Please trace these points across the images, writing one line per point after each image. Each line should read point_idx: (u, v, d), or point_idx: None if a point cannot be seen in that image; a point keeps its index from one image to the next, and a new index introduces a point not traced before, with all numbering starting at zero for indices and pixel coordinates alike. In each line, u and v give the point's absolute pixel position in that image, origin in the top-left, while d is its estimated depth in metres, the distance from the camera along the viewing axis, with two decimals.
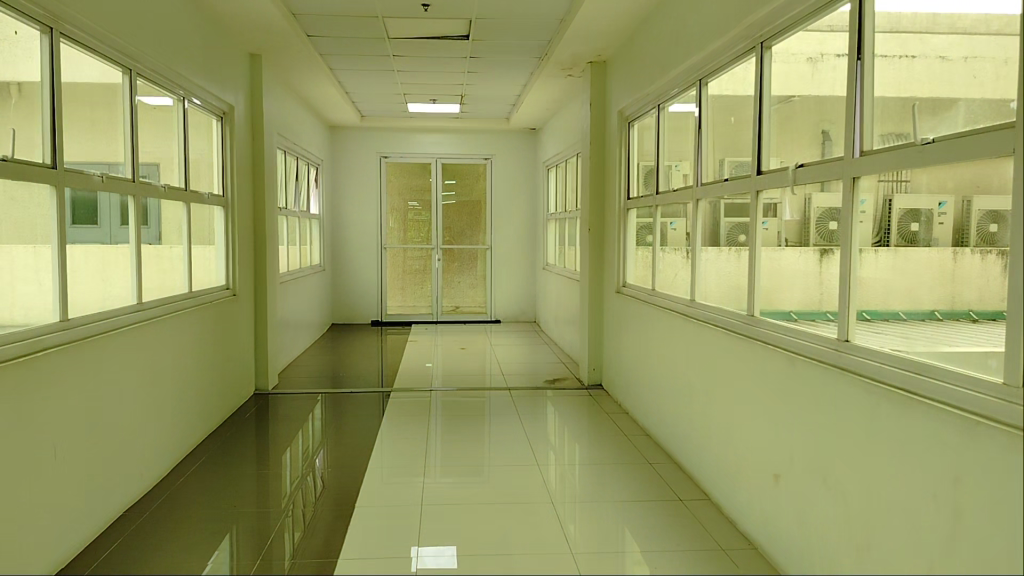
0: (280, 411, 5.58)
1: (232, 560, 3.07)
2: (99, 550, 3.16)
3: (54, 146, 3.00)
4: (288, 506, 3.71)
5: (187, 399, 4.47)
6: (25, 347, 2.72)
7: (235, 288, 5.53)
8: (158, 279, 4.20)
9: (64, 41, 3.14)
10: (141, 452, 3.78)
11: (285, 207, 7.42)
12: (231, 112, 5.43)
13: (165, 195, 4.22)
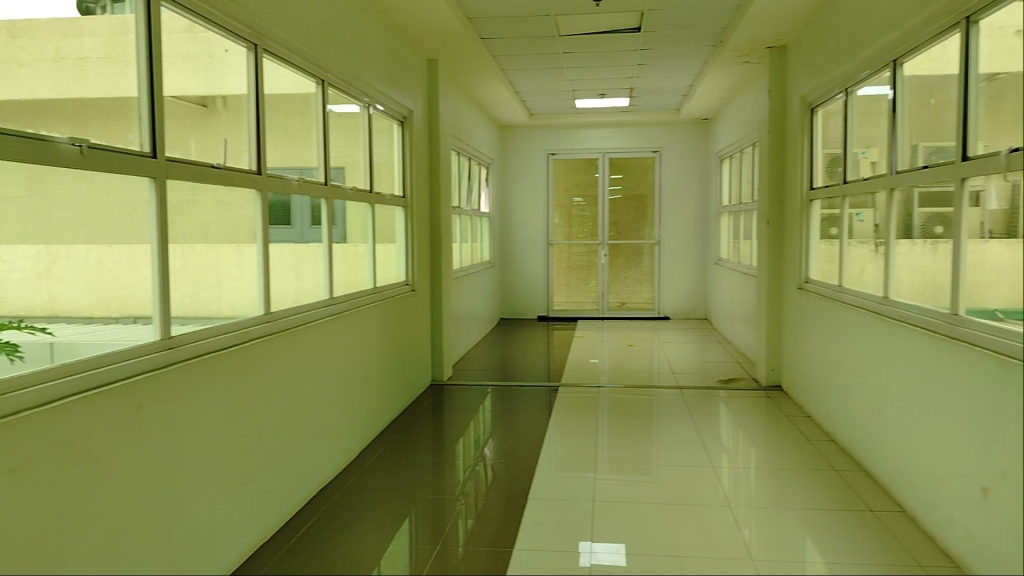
0: (455, 403, 5.79)
1: (413, 543, 3.23)
2: (297, 526, 3.43)
3: (258, 154, 3.31)
4: (461, 493, 3.84)
5: (371, 388, 4.74)
6: (234, 338, 3.00)
7: (413, 283, 5.79)
8: (345, 276, 4.48)
9: (267, 57, 3.41)
10: (331, 438, 4.05)
11: (458, 206, 7.67)
12: (410, 117, 5.68)
13: (352, 196, 4.49)
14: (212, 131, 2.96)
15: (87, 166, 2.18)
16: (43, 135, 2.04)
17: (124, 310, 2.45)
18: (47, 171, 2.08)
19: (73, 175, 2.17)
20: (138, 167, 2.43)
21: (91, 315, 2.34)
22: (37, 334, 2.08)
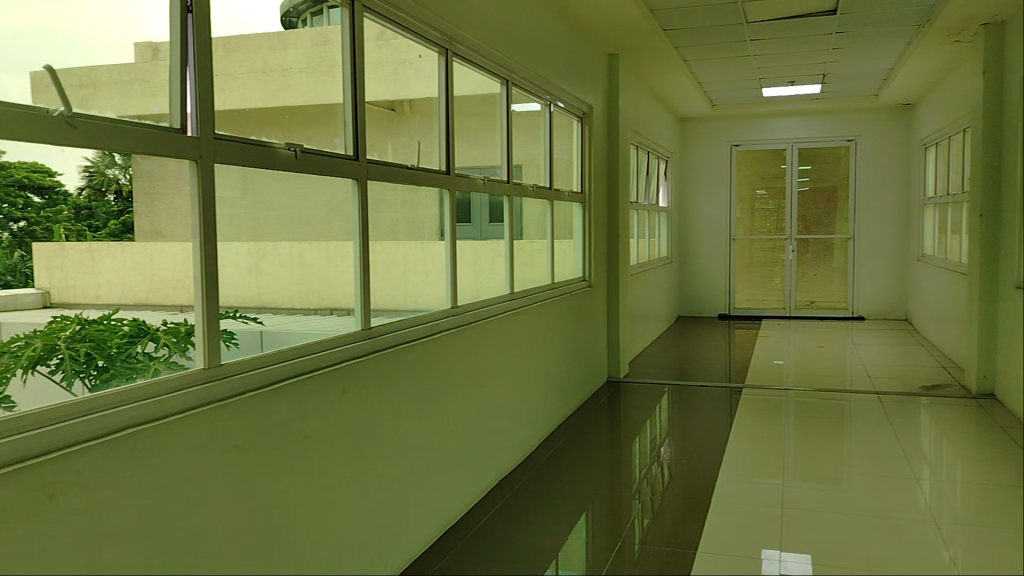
0: (632, 400, 5.76)
1: (589, 538, 3.25)
2: (480, 514, 3.55)
3: (447, 154, 3.48)
4: (637, 491, 3.82)
5: (549, 383, 4.81)
6: (423, 332, 3.17)
7: (590, 279, 5.82)
8: (525, 271, 4.59)
9: (456, 60, 3.56)
10: (511, 431, 4.16)
11: (637, 201, 7.61)
12: (590, 113, 5.69)
13: (532, 194, 4.60)
14: (410, 134, 3.16)
15: (301, 169, 2.44)
16: (264, 143, 2.27)
17: (324, 303, 2.60)
18: (266, 173, 2.29)
19: (286, 177, 2.38)
20: (344, 170, 2.67)
21: (295, 307, 2.43)
22: (249, 323, 2.22)
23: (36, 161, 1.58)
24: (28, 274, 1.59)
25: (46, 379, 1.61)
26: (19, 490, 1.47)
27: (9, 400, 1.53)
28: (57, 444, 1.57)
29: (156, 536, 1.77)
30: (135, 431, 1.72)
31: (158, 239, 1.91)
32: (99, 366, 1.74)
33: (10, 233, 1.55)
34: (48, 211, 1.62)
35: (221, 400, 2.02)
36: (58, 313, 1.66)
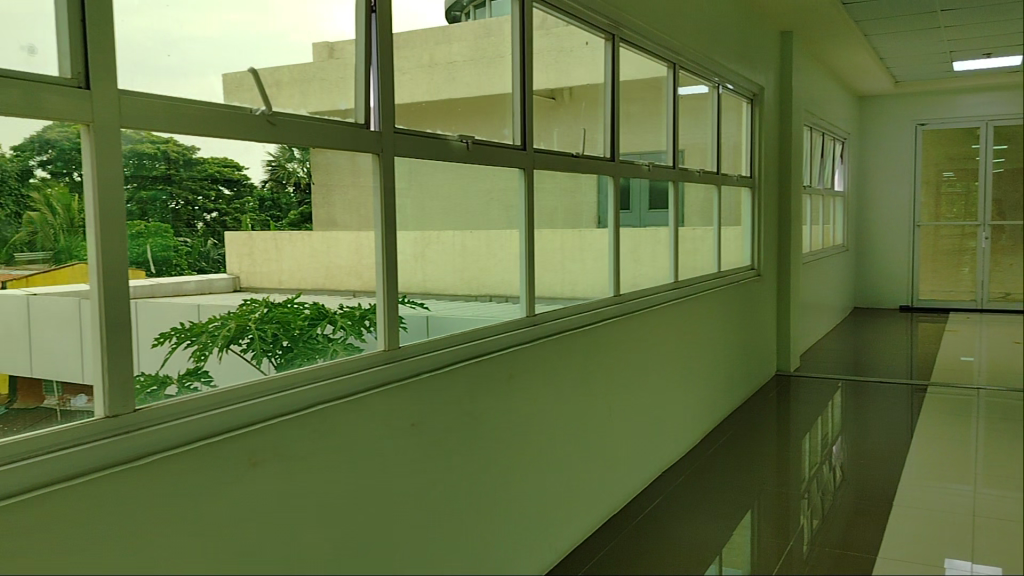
0: (802, 395, 5.51)
1: (755, 536, 3.15)
2: (642, 505, 3.53)
3: (613, 140, 3.47)
4: (807, 491, 3.66)
5: (715, 374, 4.69)
6: (586, 320, 3.18)
7: (759, 268, 5.61)
8: (690, 259, 4.49)
9: (623, 46, 3.54)
10: (675, 422, 4.09)
11: (810, 186, 7.24)
12: (761, 95, 5.47)
13: (698, 180, 4.49)
14: (576, 122, 3.18)
15: (472, 160, 2.51)
16: (439, 135, 2.35)
17: (483, 290, 2.67)
18: (442, 164, 2.38)
19: (456, 167, 2.46)
20: (513, 159, 2.72)
21: (457, 293, 2.52)
22: (417, 308, 2.29)
23: (227, 156, 1.69)
24: (220, 260, 1.71)
25: (238, 357, 1.73)
26: (230, 453, 1.58)
27: (207, 375, 1.64)
28: (261, 415, 1.70)
29: (341, 507, 1.87)
30: (327, 407, 1.84)
31: (333, 228, 2.04)
32: (283, 346, 1.86)
33: (205, 222, 1.66)
34: (236, 203, 1.75)
35: (397, 381, 2.12)
36: (246, 297, 1.78)
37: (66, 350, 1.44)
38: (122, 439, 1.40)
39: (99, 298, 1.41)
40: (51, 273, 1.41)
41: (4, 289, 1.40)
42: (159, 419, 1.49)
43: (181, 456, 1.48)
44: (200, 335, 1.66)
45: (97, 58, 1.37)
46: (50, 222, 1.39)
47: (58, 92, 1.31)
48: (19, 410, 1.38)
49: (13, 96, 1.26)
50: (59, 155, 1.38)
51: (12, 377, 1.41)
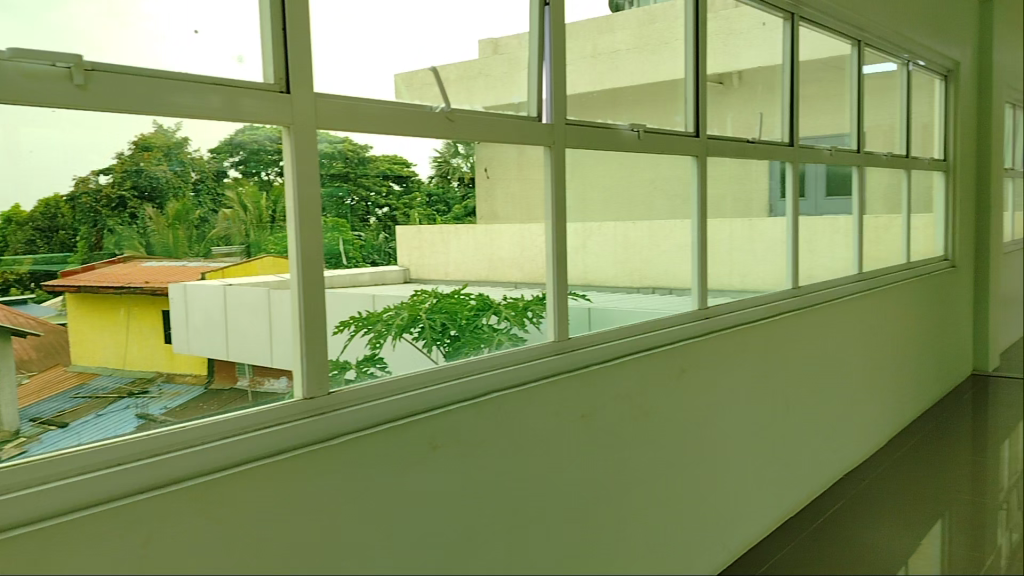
0: (1004, 397, 5.03)
1: (947, 547, 2.91)
2: (821, 509, 3.35)
3: (791, 124, 3.31)
4: (1008, 501, 3.34)
5: (903, 371, 4.39)
6: (761, 312, 3.05)
7: (954, 258, 5.18)
8: (876, 248, 4.22)
9: (804, 25, 3.38)
10: (858, 422, 3.86)
11: (1014, 168, 6.60)
12: (957, 71, 5.04)
13: (886, 164, 4.20)
14: (753, 107, 3.08)
15: (644, 149, 2.47)
16: (609, 124, 2.33)
17: (645, 281, 2.65)
18: (612, 154, 2.37)
19: (626, 157, 2.43)
20: (685, 146, 2.65)
21: (618, 285, 2.51)
22: (578, 299, 2.28)
23: (397, 154, 1.75)
24: (392, 253, 1.79)
25: (410, 346, 1.80)
26: (413, 437, 1.64)
27: (384, 362, 1.71)
28: (441, 401, 1.75)
29: (516, 493, 1.91)
30: (503, 394, 1.87)
31: (495, 221, 2.09)
32: (451, 335, 1.92)
33: (376, 217, 1.73)
34: (405, 198, 1.81)
35: (570, 371, 2.12)
36: (416, 288, 1.87)
37: (257, 335, 1.50)
38: (318, 420, 1.48)
39: (299, 287, 1.48)
40: (242, 265, 1.47)
41: (205, 279, 1.43)
42: (350, 402, 1.57)
43: (370, 438, 1.55)
44: (376, 324, 1.72)
45: (297, 64, 1.44)
46: (242, 218, 1.45)
47: (256, 96, 1.38)
48: (217, 390, 1.42)
49: (215, 102, 1.31)
50: (248, 156, 1.43)
51: (210, 360, 1.43)
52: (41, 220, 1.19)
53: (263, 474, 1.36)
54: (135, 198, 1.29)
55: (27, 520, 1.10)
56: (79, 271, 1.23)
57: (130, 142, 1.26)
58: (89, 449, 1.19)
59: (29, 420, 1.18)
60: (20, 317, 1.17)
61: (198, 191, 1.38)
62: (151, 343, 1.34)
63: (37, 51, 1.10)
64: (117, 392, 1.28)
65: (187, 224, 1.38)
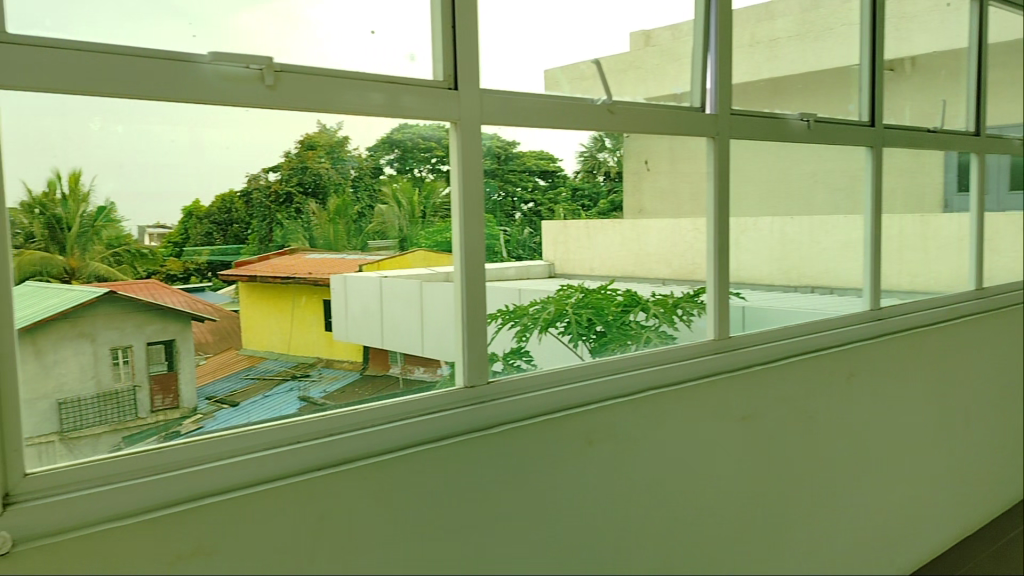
0: None
1: None
2: (1002, 531, 3.09)
3: (977, 114, 3.09)
4: None
5: None
6: (938, 315, 2.84)
7: None
8: None
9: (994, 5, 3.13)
10: None
11: None
12: None
13: None
14: (934, 94, 2.89)
15: (812, 139, 2.38)
16: (778, 114, 2.27)
17: (801, 281, 2.49)
18: (781, 146, 2.30)
19: (796, 148, 2.35)
20: (859, 137, 2.55)
21: (772, 283, 2.37)
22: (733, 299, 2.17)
23: (544, 149, 1.72)
24: (537, 248, 1.76)
25: (555, 340, 1.78)
26: (572, 431, 1.65)
27: (528, 355, 1.69)
28: (596, 396, 1.74)
29: (672, 494, 1.87)
30: (658, 393, 1.84)
31: (642, 215, 2.03)
32: (597, 331, 1.88)
33: (522, 212, 1.70)
34: (549, 193, 1.78)
35: (728, 371, 2.06)
36: (563, 282, 1.84)
37: (409, 325, 1.55)
38: (478, 408, 1.52)
39: (462, 282, 1.51)
40: (395, 259, 1.51)
41: (361, 272, 1.47)
42: (509, 393, 1.60)
43: (529, 429, 1.57)
44: (522, 317, 1.70)
45: (465, 59, 1.48)
46: (396, 214, 1.49)
47: (417, 91, 1.42)
48: (371, 376, 1.46)
49: (376, 99, 1.36)
50: (402, 154, 1.47)
51: (364, 347, 1.48)
52: (218, 215, 1.24)
53: (427, 459, 1.41)
54: (300, 194, 1.34)
55: (217, 490, 1.18)
56: (253, 261, 1.29)
57: (298, 141, 1.32)
58: (263, 428, 1.27)
59: (206, 398, 1.24)
60: (200, 303, 1.23)
61: (356, 188, 1.43)
62: (312, 330, 1.40)
63: (235, 54, 1.18)
64: (282, 375, 1.34)
65: (347, 219, 1.42)
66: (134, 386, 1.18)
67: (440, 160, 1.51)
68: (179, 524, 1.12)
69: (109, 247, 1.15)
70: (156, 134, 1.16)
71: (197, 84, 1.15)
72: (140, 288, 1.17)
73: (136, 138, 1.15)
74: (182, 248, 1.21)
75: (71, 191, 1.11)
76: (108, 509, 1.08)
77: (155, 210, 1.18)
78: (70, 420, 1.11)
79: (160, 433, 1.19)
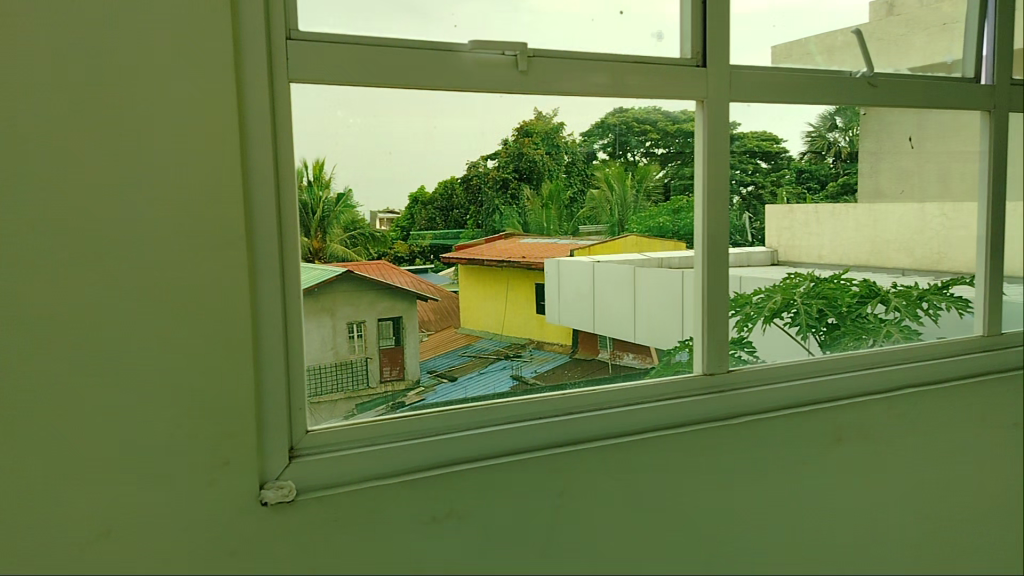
0: None
1: None
2: None
3: None
4: None
5: None
6: None
7: None
8: None
9: None
10: None
11: None
12: None
13: None
14: None
15: None
16: None
17: None
18: None
19: None
20: None
21: None
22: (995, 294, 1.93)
23: (766, 129, 1.59)
24: (757, 233, 1.63)
25: (782, 331, 1.67)
26: (815, 428, 1.56)
27: (752, 345, 1.61)
28: (843, 392, 1.63)
29: (922, 500, 1.72)
30: (918, 392, 1.70)
31: (879, 199, 1.83)
32: (829, 323, 1.75)
33: (740, 196, 1.58)
34: (773, 175, 1.64)
35: (995, 370, 1.86)
36: (790, 270, 1.70)
37: (621, 312, 1.50)
38: (722, 398, 1.49)
39: (704, 266, 1.50)
40: (607, 244, 1.47)
41: (574, 256, 1.43)
42: (750, 383, 1.56)
43: (770, 421, 1.51)
44: (744, 306, 1.60)
45: (715, 36, 1.45)
46: (607, 198, 1.45)
47: (642, 70, 1.39)
48: (581, 360, 1.44)
49: (599, 81, 1.35)
50: (616, 139, 1.44)
51: (575, 331, 1.44)
52: (440, 200, 1.27)
53: (666, 444, 1.39)
54: (515, 180, 1.34)
55: (468, 458, 1.25)
56: (472, 245, 1.31)
57: (515, 128, 1.33)
58: (515, 402, 1.33)
59: (427, 371, 1.30)
60: (423, 284, 1.28)
61: (570, 172, 1.40)
62: (525, 312, 1.38)
63: (491, 41, 1.25)
64: (496, 354, 1.35)
65: (559, 204, 1.40)
66: (366, 358, 1.26)
67: (654, 144, 1.47)
68: (435, 487, 1.20)
69: (346, 230, 1.22)
70: (410, 125, 1.24)
71: (453, 70, 1.23)
72: (372, 268, 1.24)
73: (371, 129, 1.21)
74: (408, 232, 1.25)
75: (315, 178, 1.17)
76: (375, 468, 1.18)
77: (385, 197, 1.23)
78: (312, 387, 1.20)
79: (389, 403, 1.27)
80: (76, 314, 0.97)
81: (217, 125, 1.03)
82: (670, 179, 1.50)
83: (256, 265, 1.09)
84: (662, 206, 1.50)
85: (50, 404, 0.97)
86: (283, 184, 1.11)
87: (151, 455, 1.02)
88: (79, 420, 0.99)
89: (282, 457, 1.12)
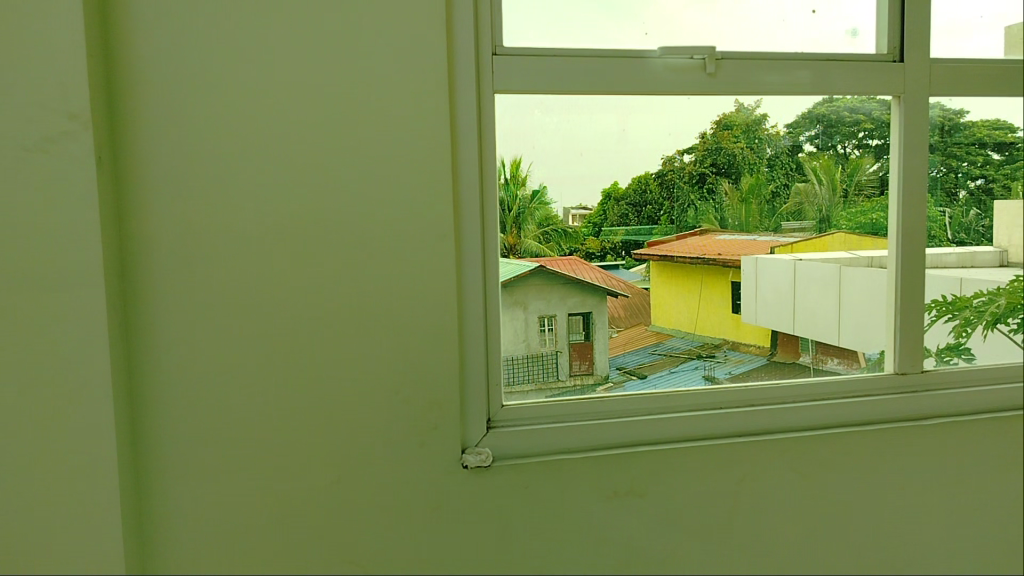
0: None
1: None
2: None
3: None
4: None
5: None
6: None
7: None
8: None
9: None
10: None
11: None
12: None
13: None
14: None
15: None
16: None
17: None
18: None
19: None
20: None
21: None
22: None
23: (1000, 117, 1.50)
24: (986, 231, 1.53)
25: (1004, 338, 1.54)
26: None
27: (969, 352, 1.52)
28: None
29: None
30: None
31: None
32: None
33: (968, 190, 1.49)
34: (1008, 168, 1.52)
35: None
36: (1021, 272, 1.55)
37: (826, 313, 1.42)
38: (918, 398, 1.43)
39: (899, 266, 1.43)
40: (812, 241, 1.42)
41: (774, 254, 1.40)
42: (950, 384, 1.48)
43: (974, 425, 1.43)
44: (963, 310, 1.51)
45: (913, 27, 1.39)
46: (815, 193, 1.41)
47: (836, 65, 1.36)
48: (779, 363, 1.40)
49: (802, 77, 1.35)
50: (825, 129, 1.39)
51: (775, 332, 1.41)
52: (635, 197, 1.32)
53: (854, 441, 1.37)
54: (713, 174, 1.36)
55: (650, 441, 1.30)
56: (667, 240, 1.35)
57: (713, 121, 1.34)
58: (694, 391, 1.36)
59: (617, 368, 1.34)
60: (614, 279, 1.32)
61: (772, 166, 1.38)
62: (719, 311, 1.38)
63: (681, 48, 1.29)
64: (688, 353, 1.37)
65: (760, 199, 1.38)
66: (556, 352, 1.32)
67: (868, 135, 1.42)
68: (618, 466, 1.26)
69: (540, 227, 1.29)
70: (603, 125, 1.29)
71: (645, 79, 1.28)
72: (563, 263, 1.30)
73: (566, 129, 1.28)
74: (601, 228, 1.31)
75: (512, 176, 1.26)
76: (562, 443, 1.26)
77: (576, 194, 1.29)
78: (509, 374, 1.30)
79: (579, 395, 1.33)
80: (315, 293, 1.13)
81: (434, 128, 1.14)
82: (886, 171, 1.44)
83: (464, 257, 1.20)
84: (875, 202, 1.44)
85: (289, 367, 1.14)
86: (487, 182, 1.22)
87: (370, 417, 1.16)
88: (311, 383, 1.14)
89: (481, 428, 1.23)
